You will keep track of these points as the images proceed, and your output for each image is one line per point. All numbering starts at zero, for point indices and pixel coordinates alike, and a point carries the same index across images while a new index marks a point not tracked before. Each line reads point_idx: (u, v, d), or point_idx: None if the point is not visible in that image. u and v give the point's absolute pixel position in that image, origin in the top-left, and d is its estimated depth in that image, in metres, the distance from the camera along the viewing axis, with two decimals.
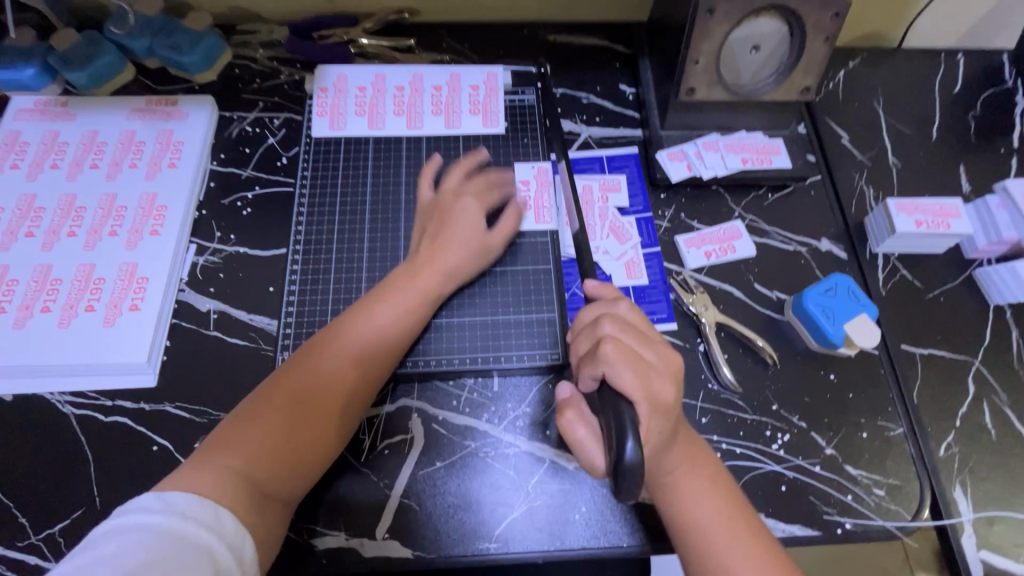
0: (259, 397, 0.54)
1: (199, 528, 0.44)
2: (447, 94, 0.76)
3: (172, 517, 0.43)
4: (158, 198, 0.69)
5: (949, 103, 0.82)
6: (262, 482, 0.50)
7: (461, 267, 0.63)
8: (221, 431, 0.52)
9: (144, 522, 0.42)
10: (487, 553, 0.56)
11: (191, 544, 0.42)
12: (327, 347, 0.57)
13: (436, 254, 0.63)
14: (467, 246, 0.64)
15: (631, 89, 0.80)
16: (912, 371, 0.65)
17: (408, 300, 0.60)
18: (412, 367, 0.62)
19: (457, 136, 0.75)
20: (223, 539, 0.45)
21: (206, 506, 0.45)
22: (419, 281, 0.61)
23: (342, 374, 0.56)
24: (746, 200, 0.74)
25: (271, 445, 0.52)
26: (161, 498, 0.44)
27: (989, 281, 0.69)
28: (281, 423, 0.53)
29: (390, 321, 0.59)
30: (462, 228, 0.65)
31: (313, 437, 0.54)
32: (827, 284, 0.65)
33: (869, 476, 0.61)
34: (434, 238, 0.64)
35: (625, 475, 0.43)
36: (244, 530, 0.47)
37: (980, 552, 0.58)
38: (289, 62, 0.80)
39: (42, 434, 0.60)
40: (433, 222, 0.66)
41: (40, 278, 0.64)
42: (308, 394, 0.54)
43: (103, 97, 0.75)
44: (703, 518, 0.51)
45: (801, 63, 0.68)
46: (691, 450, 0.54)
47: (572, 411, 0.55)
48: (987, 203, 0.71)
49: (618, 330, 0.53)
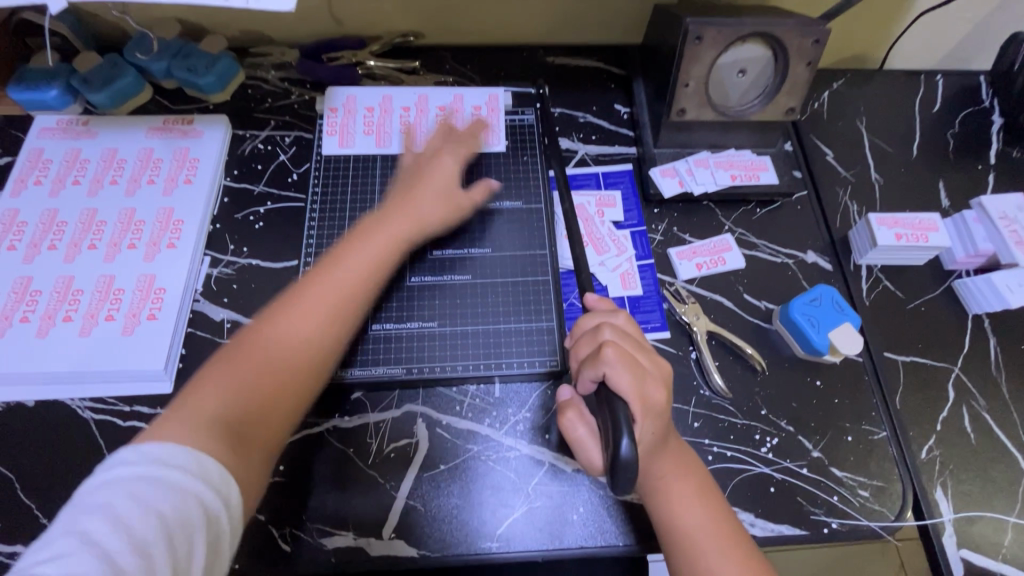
0: (237, 343, 0.54)
1: (182, 476, 0.43)
2: (451, 114, 0.80)
3: (154, 467, 0.42)
4: (174, 213, 0.73)
5: (929, 122, 0.86)
6: (242, 417, 0.50)
7: (433, 210, 0.67)
8: (198, 379, 0.52)
9: (127, 473, 0.42)
10: (488, 552, 0.59)
11: (176, 493, 0.42)
12: (303, 288, 0.58)
13: (407, 200, 0.67)
14: (437, 192, 0.68)
15: (626, 108, 0.84)
16: (894, 377, 0.68)
17: (382, 242, 0.63)
18: (384, 329, 0.67)
19: None
20: (209, 486, 0.44)
21: (186, 454, 0.44)
22: (391, 222, 0.64)
23: (320, 311, 0.56)
24: (736, 214, 0.78)
25: (252, 385, 0.52)
26: (142, 449, 0.43)
27: (968, 292, 0.72)
28: (261, 363, 0.53)
29: (365, 260, 0.61)
30: (434, 175, 0.69)
31: (293, 371, 0.54)
32: (813, 294, 0.69)
33: (854, 478, 0.63)
34: (407, 187, 0.68)
35: (621, 471, 0.46)
36: (231, 478, 0.46)
37: (961, 551, 0.61)
38: (299, 83, 0.84)
39: (62, 438, 0.62)
40: (410, 173, 0.70)
41: (62, 289, 0.67)
42: (288, 327, 0.55)
43: (123, 117, 0.78)
44: (691, 523, 0.54)
45: (785, 85, 0.72)
46: (681, 458, 0.57)
47: (572, 412, 0.58)
48: (964, 218, 0.74)
49: (617, 336, 0.57)
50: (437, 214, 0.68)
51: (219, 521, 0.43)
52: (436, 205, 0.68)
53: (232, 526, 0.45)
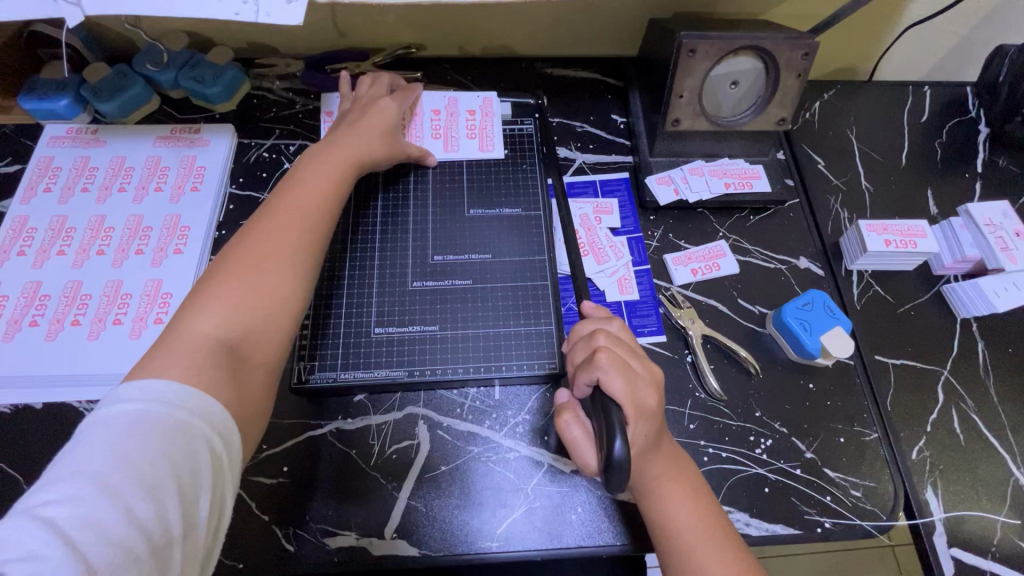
0: (206, 276, 0.53)
1: (187, 416, 0.43)
2: (445, 118, 0.82)
3: (158, 407, 0.42)
4: (181, 220, 0.74)
5: (918, 131, 0.89)
6: (228, 346, 0.49)
7: (379, 148, 0.70)
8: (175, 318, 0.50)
9: (128, 413, 0.41)
10: (489, 551, 0.60)
11: (182, 434, 0.41)
12: (261, 212, 0.58)
13: (352, 134, 0.68)
14: (380, 129, 0.70)
15: (622, 118, 0.87)
16: (885, 379, 0.70)
17: (332, 166, 0.64)
18: (351, 299, 0.70)
19: (456, 158, 0.80)
20: (212, 426, 0.44)
21: (188, 394, 0.43)
22: (333, 150, 0.65)
23: (285, 229, 0.56)
24: (729, 221, 0.80)
25: (235, 307, 0.51)
26: (142, 389, 0.43)
27: (956, 297, 0.74)
28: (240, 285, 0.52)
29: (317, 180, 0.62)
30: (377, 114, 0.71)
31: (272, 292, 0.53)
32: (804, 299, 0.70)
33: (847, 478, 0.65)
34: (349, 124, 0.70)
35: (615, 471, 0.47)
36: (229, 415, 0.45)
37: (952, 550, 0.62)
38: (303, 93, 0.87)
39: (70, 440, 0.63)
40: (354, 112, 0.72)
41: (70, 293, 0.69)
42: (256, 254, 0.54)
43: (131, 126, 0.80)
44: (685, 522, 0.54)
45: (776, 97, 0.74)
46: (675, 461, 0.58)
47: (568, 414, 0.59)
48: (952, 224, 0.76)
49: (611, 342, 0.58)
50: (381, 149, 0.70)
51: (223, 463, 0.43)
52: (379, 140, 0.70)
53: (236, 468, 0.45)
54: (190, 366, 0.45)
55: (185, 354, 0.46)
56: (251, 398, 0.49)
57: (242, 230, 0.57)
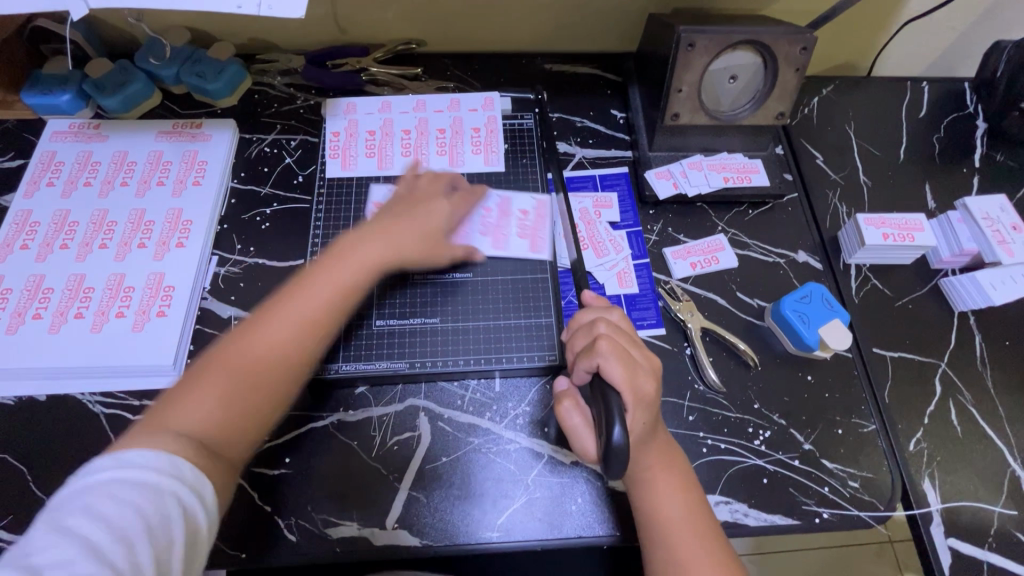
0: (218, 351, 0.53)
1: (158, 477, 0.43)
2: (497, 216, 0.75)
3: (130, 471, 0.43)
4: (183, 214, 0.75)
5: (916, 127, 0.89)
6: (210, 439, 0.49)
7: (419, 243, 0.64)
8: (173, 394, 0.51)
9: (104, 478, 0.42)
10: (489, 541, 0.61)
11: (154, 493, 0.43)
12: (277, 302, 0.56)
13: (392, 224, 0.63)
14: (423, 223, 0.65)
15: (622, 113, 0.87)
16: (883, 372, 0.70)
17: (363, 259, 0.60)
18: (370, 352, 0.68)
19: (503, 258, 0.73)
20: (185, 484, 0.45)
21: (161, 456, 0.45)
22: (370, 244, 0.61)
23: (291, 331, 0.55)
24: (728, 215, 0.80)
25: (229, 400, 0.51)
26: (114, 456, 0.44)
27: (954, 290, 0.74)
28: (231, 379, 0.52)
29: (344, 280, 0.58)
30: (427, 211, 0.66)
31: (268, 391, 0.53)
32: (803, 292, 0.71)
33: (845, 469, 0.65)
34: (394, 212, 0.65)
35: (613, 458, 0.48)
36: (204, 474, 0.46)
37: (949, 540, 0.62)
38: (304, 89, 0.87)
39: (74, 430, 0.64)
40: (405, 198, 0.67)
41: (73, 286, 0.69)
42: (264, 348, 0.53)
43: (133, 121, 0.81)
44: (670, 512, 0.55)
45: (774, 91, 0.74)
46: (669, 451, 0.58)
47: (568, 401, 0.59)
48: (950, 218, 0.77)
49: (612, 331, 0.59)
50: (422, 246, 0.64)
51: (195, 516, 0.44)
52: (419, 238, 0.64)
53: (208, 520, 0.46)
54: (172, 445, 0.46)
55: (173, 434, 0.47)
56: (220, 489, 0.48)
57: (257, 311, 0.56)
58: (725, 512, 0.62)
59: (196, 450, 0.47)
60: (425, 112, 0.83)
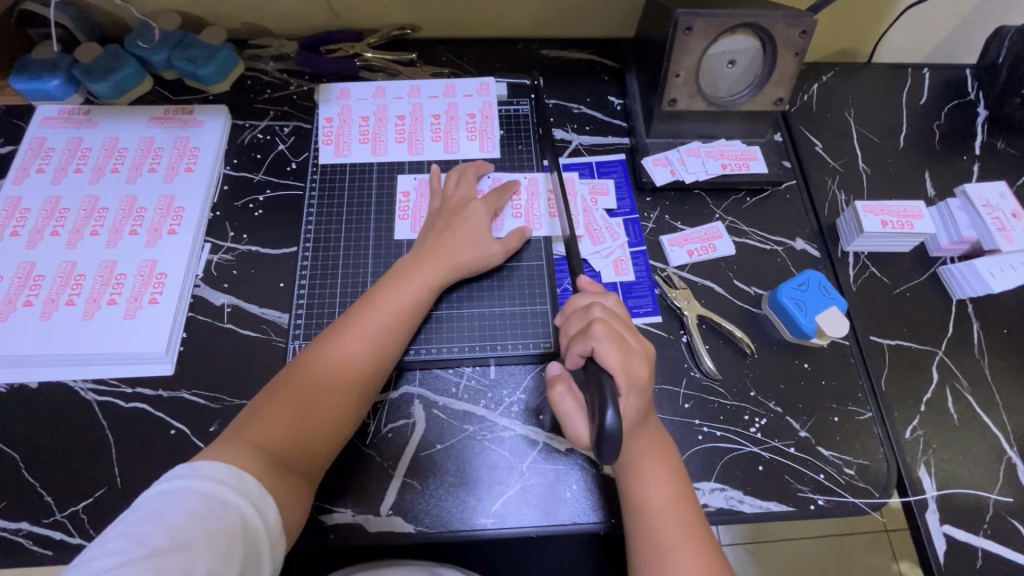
0: (288, 375, 0.60)
1: (226, 489, 0.48)
2: (526, 199, 0.76)
3: (203, 481, 0.48)
4: (175, 201, 0.74)
5: (916, 114, 0.88)
6: (281, 456, 0.55)
7: (463, 260, 0.68)
8: (250, 413, 0.57)
9: (177, 486, 0.47)
10: (484, 528, 0.60)
11: (219, 504, 0.47)
12: (338, 332, 0.62)
13: (437, 245, 0.68)
14: (466, 240, 0.68)
15: (619, 100, 0.86)
16: (880, 360, 0.70)
17: (414, 286, 0.65)
18: (415, 358, 0.67)
19: (538, 239, 0.74)
20: (248, 499, 0.49)
21: (231, 471, 0.50)
22: (416, 276, 0.65)
23: (350, 358, 0.60)
24: (726, 203, 0.79)
25: (295, 423, 0.57)
26: (191, 467, 0.49)
27: (952, 278, 0.74)
28: (301, 404, 0.58)
29: (396, 307, 0.64)
30: (466, 224, 0.69)
31: (328, 416, 0.58)
32: (800, 279, 0.70)
33: (841, 457, 0.65)
34: (438, 232, 0.69)
35: (606, 442, 0.48)
36: (268, 492, 0.51)
37: (944, 527, 0.62)
38: (298, 75, 0.86)
39: (65, 417, 0.63)
40: (445, 219, 0.70)
41: (65, 274, 0.68)
42: (322, 377, 0.59)
43: (124, 106, 0.80)
44: (657, 500, 0.55)
45: (773, 76, 0.73)
46: (661, 441, 0.58)
47: (561, 386, 0.59)
48: (949, 206, 0.76)
49: (607, 315, 0.58)
50: (467, 263, 0.68)
51: (256, 531, 0.48)
52: (467, 259, 0.68)
53: (269, 537, 0.50)
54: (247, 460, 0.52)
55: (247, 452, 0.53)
56: (287, 504, 0.53)
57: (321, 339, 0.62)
58: (720, 499, 0.62)
59: (273, 470, 0.53)
60: (419, 98, 0.82)
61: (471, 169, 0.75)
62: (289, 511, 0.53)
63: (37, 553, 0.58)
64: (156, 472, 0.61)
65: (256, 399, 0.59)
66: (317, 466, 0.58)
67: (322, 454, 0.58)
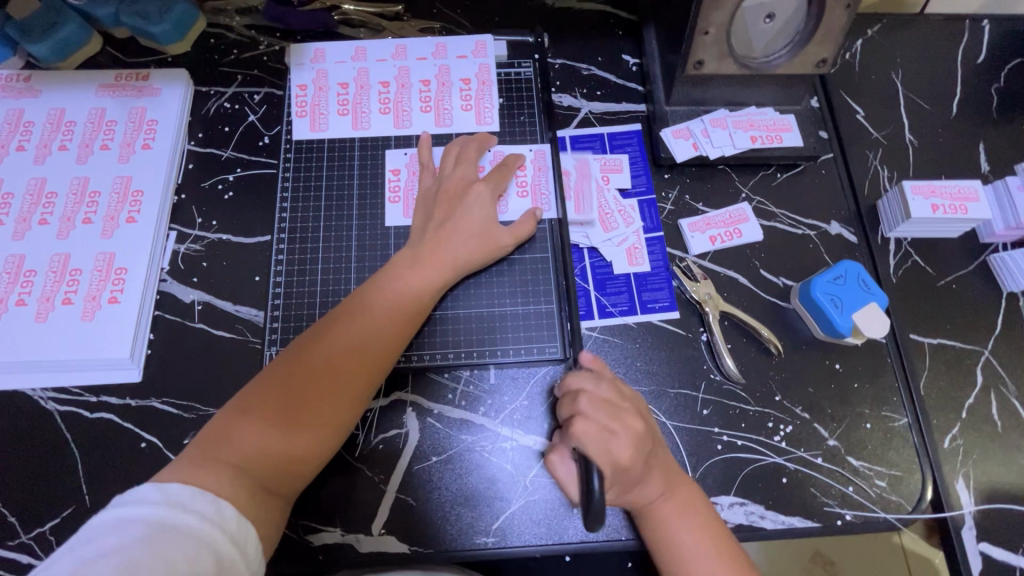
0: (267, 379, 0.53)
1: (200, 521, 0.42)
2: (531, 174, 0.68)
3: (174, 512, 0.42)
4: (132, 183, 0.66)
5: (972, 75, 0.77)
6: (260, 476, 0.48)
7: (467, 257, 0.60)
8: (221, 424, 0.50)
9: (144, 516, 0.41)
10: (485, 547, 0.56)
11: (192, 538, 0.41)
12: (326, 337, 0.54)
13: (438, 240, 0.60)
14: (470, 233, 0.61)
15: (635, 59, 0.75)
16: (919, 359, 0.64)
17: (413, 286, 0.58)
18: (410, 362, 0.61)
19: (546, 222, 0.67)
20: (226, 532, 0.43)
21: (206, 499, 0.44)
22: (414, 272, 0.58)
23: (340, 367, 0.53)
24: (754, 180, 0.70)
25: (273, 437, 0.50)
26: (162, 490, 0.43)
27: (1003, 268, 0.66)
28: (283, 414, 0.51)
29: (392, 311, 0.56)
30: (467, 213, 0.61)
31: (313, 429, 0.51)
32: (836, 272, 0.63)
33: (871, 467, 0.60)
34: (437, 225, 0.61)
35: (591, 514, 0.43)
36: (246, 520, 0.45)
37: (979, 544, 0.58)
38: (268, 31, 0.75)
39: (25, 431, 0.58)
40: (441, 205, 0.62)
41: (12, 269, 0.61)
42: (307, 383, 0.52)
43: (70, 72, 0.70)
44: (685, 543, 0.50)
45: (818, 33, 0.63)
46: (673, 476, 0.53)
47: (555, 455, 0.54)
48: (1007, 185, 0.67)
49: (592, 407, 0.52)
50: (471, 259, 0.61)
51: (233, 564, 0.42)
52: (468, 252, 0.61)
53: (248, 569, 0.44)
54: (219, 479, 0.46)
55: (217, 474, 0.46)
56: (266, 530, 0.48)
57: (305, 339, 0.55)
58: (740, 515, 0.58)
59: (256, 494, 0.47)
60: (406, 60, 0.72)
61: (474, 144, 0.66)
62: (268, 538, 0.48)
63: None
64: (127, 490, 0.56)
65: (228, 408, 0.52)
66: (302, 483, 0.52)
67: (307, 474, 0.51)
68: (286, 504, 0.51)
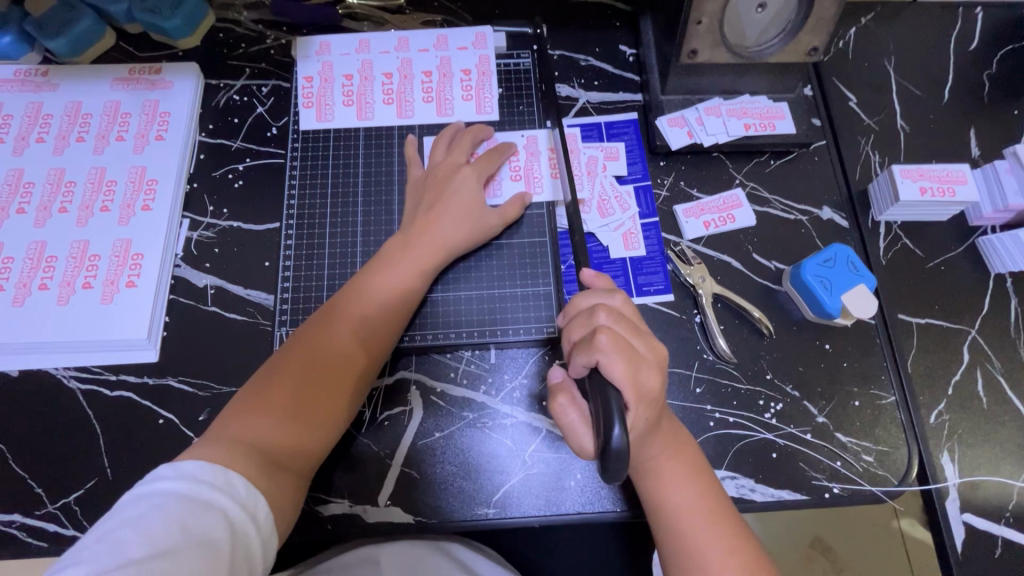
0: (272, 367, 0.55)
1: (211, 491, 0.44)
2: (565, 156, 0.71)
3: (187, 484, 0.44)
4: (147, 172, 0.68)
5: (964, 62, 0.78)
6: (272, 452, 0.51)
7: (454, 239, 0.63)
8: (229, 412, 0.53)
9: (159, 489, 0.43)
10: (485, 518, 0.59)
11: (205, 508, 0.43)
12: (326, 323, 0.57)
13: (426, 223, 0.63)
14: (458, 215, 0.63)
15: (631, 50, 0.77)
16: (907, 340, 0.66)
17: (408, 270, 0.61)
18: (414, 342, 0.63)
19: (541, 203, 0.69)
20: (238, 502, 0.45)
21: (216, 471, 0.46)
22: (410, 257, 0.61)
23: (345, 349, 0.56)
24: (747, 167, 0.72)
25: (282, 418, 0.52)
26: (175, 467, 0.45)
27: (991, 250, 0.68)
28: (291, 395, 0.53)
29: (389, 294, 0.60)
30: (455, 196, 0.64)
31: (323, 409, 0.54)
32: (827, 254, 0.64)
33: (858, 443, 0.62)
34: (425, 210, 0.63)
35: (612, 459, 0.42)
36: (257, 490, 0.47)
37: (964, 515, 0.61)
38: (274, 25, 0.77)
39: (49, 408, 0.61)
40: (429, 191, 0.65)
41: (35, 255, 0.64)
42: (313, 366, 0.55)
43: (85, 66, 0.72)
44: (683, 505, 0.52)
45: (809, 22, 0.64)
46: (675, 440, 0.54)
47: (563, 396, 0.53)
48: (996, 168, 0.69)
49: (613, 322, 0.52)
50: (460, 242, 0.63)
51: (245, 532, 0.45)
52: (463, 237, 0.63)
53: (261, 536, 0.46)
54: (229, 454, 0.48)
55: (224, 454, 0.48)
56: (280, 502, 0.50)
57: (306, 328, 0.58)
58: (731, 488, 0.60)
59: (268, 468, 0.49)
60: (408, 51, 0.74)
61: (469, 134, 0.68)
62: (281, 510, 0.50)
63: (32, 545, 0.57)
64: (147, 463, 0.59)
65: (238, 395, 0.54)
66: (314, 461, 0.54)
67: (322, 448, 0.54)
68: (300, 481, 0.53)
